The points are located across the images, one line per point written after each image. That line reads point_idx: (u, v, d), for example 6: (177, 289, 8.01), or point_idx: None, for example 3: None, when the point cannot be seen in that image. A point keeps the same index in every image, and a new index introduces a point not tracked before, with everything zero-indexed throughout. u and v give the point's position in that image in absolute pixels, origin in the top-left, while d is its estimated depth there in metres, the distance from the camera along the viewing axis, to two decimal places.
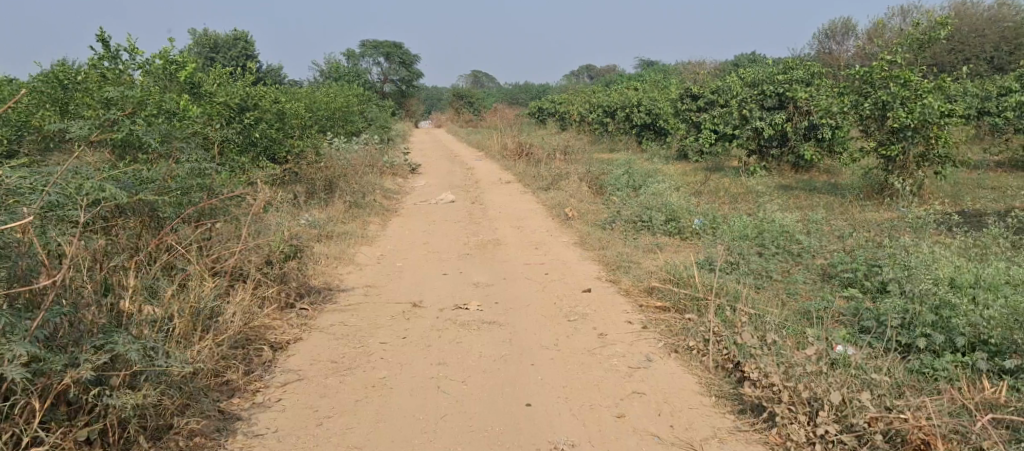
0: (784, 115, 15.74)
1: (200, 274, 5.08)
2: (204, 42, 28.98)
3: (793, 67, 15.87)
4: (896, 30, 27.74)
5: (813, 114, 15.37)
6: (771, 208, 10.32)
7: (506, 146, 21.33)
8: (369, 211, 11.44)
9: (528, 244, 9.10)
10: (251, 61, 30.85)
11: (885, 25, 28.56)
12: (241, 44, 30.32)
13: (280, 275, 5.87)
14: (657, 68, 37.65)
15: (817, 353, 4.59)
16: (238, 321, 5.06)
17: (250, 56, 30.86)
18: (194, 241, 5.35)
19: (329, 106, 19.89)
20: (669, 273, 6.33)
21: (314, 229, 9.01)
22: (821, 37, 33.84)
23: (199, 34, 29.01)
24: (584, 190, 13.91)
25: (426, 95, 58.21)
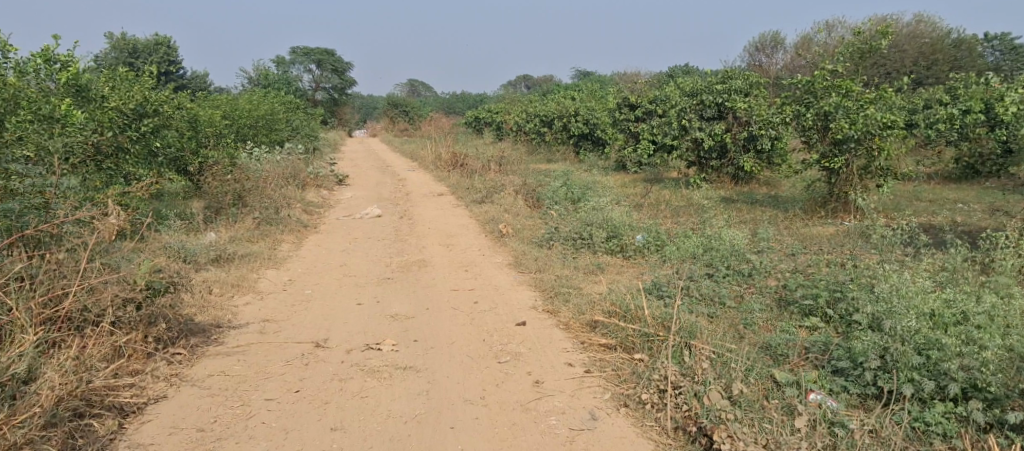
0: (724, 126, 15.25)
1: (17, 324, 4.15)
2: (122, 46, 27.27)
3: (731, 76, 15.39)
4: (823, 44, 27.96)
5: (753, 124, 14.92)
6: (715, 224, 9.74)
7: (440, 157, 20.43)
8: (281, 227, 10.41)
9: (454, 265, 8.22)
10: (173, 67, 29.21)
11: (812, 38, 28.77)
12: (163, 49, 28.67)
13: (146, 316, 4.88)
14: (593, 78, 37.21)
15: (809, 419, 4.07)
16: (61, 384, 4.00)
17: (172, 61, 29.21)
18: (22, 279, 4.38)
19: (253, 113, 18.70)
20: (613, 303, 5.56)
21: (213, 253, 8.02)
22: (750, 50, 33.93)
23: (116, 37, 27.33)
24: (519, 203, 13.14)
25: (362, 103, 56.79)
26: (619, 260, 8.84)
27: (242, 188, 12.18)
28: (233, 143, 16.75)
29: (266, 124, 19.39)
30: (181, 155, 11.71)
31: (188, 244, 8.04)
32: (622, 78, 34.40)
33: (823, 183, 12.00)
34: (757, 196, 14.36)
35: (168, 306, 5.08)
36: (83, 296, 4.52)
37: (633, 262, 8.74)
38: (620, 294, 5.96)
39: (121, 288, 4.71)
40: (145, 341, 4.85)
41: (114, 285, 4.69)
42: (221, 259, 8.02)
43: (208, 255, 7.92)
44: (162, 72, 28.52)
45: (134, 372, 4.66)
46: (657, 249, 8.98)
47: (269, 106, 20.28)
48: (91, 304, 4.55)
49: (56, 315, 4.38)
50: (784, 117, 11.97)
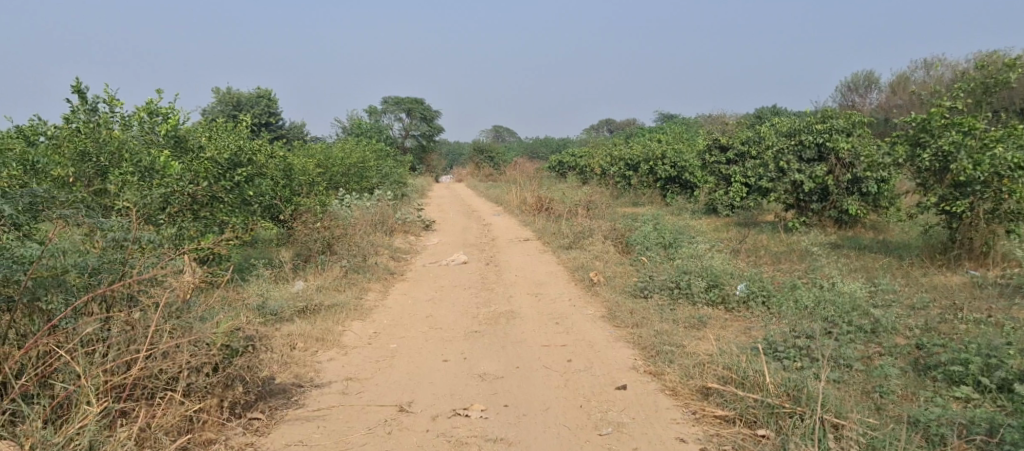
0: (825, 167, 14.36)
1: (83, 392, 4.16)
2: (225, 99, 28.45)
3: (831, 115, 14.59)
4: (923, 81, 26.58)
5: (858, 165, 14.02)
6: (826, 274, 9.03)
7: (525, 201, 20.14)
8: (367, 276, 10.20)
9: (544, 317, 7.76)
10: (272, 118, 30.16)
11: (909, 75, 27.44)
12: (264, 101, 29.77)
13: (222, 378, 4.66)
14: (679, 120, 36.41)
15: None
16: None
17: (271, 112, 30.15)
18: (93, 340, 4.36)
19: (343, 161, 18.88)
20: (727, 366, 4.97)
21: (300, 303, 7.83)
22: (845, 88, 32.54)
23: (221, 91, 28.62)
24: (609, 250, 12.61)
25: (448, 150, 57.43)
26: (722, 313, 8.19)
27: (331, 236, 12.05)
28: (324, 189, 16.94)
29: (357, 171, 19.55)
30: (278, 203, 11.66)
31: (276, 295, 7.89)
32: (708, 120, 33.58)
33: (941, 227, 10.99)
34: (865, 241, 13.38)
35: (247, 367, 4.84)
36: (149, 362, 4.38)
37: (737, 316, 8.05)
38: (731, 354, 5.34)
39: (191, 352, 4.50)
40: (220, 406, 4.64)
41: (184, 349, 4.49)
42: (307, 310, 7.81)
43: (295, 306, 7.74)
44: (261, 123, 29.48)
45: (208, 442, 4.47)
46: (763, 301, 8.28)
47: (359, 153, 20.49)
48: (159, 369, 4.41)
49: (122, 382, 4.31)
50: (895, 158, 11.13)
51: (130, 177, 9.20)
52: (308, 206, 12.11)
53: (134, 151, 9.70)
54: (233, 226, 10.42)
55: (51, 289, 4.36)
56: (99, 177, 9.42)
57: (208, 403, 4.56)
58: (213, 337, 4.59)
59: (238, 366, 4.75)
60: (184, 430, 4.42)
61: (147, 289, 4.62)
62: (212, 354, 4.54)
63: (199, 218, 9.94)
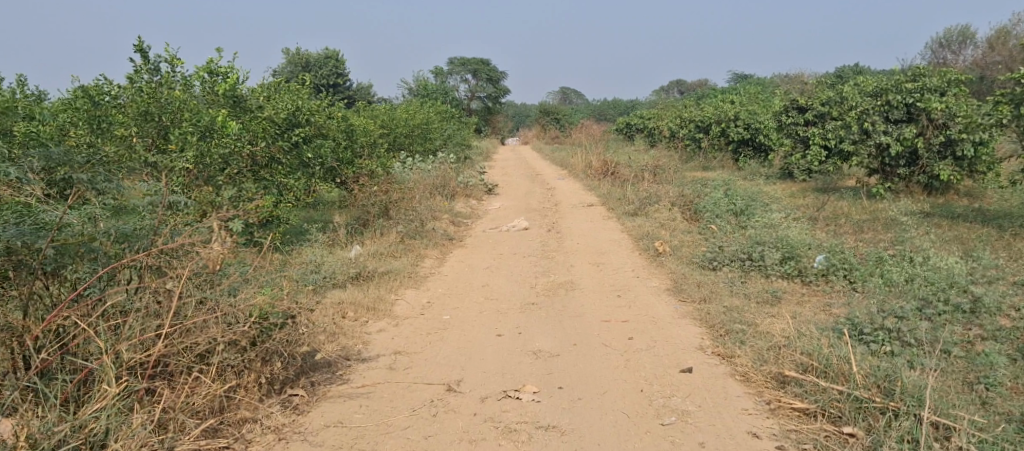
0: (915, 129, 13.40)
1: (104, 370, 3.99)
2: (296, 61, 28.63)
3: (923, 74, 13.60)
4: (1023, 36, 24.72)
5: (951, 126, 13.05)
6: (916, 246, 8.35)
7: (591, 165, 19.63)
8: (425, 241, 9.96)
9: (606, 288, 7.37)
10: (341, 80, 30.19)
11: (1008, 30, 25.58)
12: (333, 62, 29.84)
13: (260, 353, 4.52)
14: (754, 81, 35.06)
15: None
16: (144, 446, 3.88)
17: (340, 74, 30.15)
18: (121, 315, 4.24)
19: (407, 123, 18.66)
20: (806, 351, 4.49)
21: (354, 270, 7.63)
22: (934, 46, 30.74)
23: (292, 53, 28.80)
24: (677, 216, 12.06)
25: (514, 112, 56.88)
26: (798, 286, 7.64)
27: (390, 199, 11.84)
28: (387, 152, 16.79)
29: (422, 133, 19.33)
30: (338, 164, 11.51)
31: (330, 260, 7.71)
32: (785, 81, 32.16)
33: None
34: (956, 210, 12.47)
35: (287, 340, 4.67)
36: (176, 337, 4.23)
37: (815, 290, 7.49)
38: (811, 336, 4.85)
39: (224, 325, 4.35)
40: (258, 383, 4.53)
41: (218, 322, 4.35)
42: (361, 277, 7.61)
43: (349, 272, 7.54)
44: (330, 85, 29.55)
45: (242, 421, 4.37)
46: (844, 273, 7.70)
47: (424, 115, 20.24)
48: (191, 345, 4.28)
49: (147, 359, 4.13)
50: (996, 119, 10.23)
51: (190, 138, 9.06)
52: (369, 169, 11.91)
53: (194, 109, 9.51)
54: (292, 188, 10.33)
55: (77, 257, 4.23)
56: (161, 139, 9.29)
57: (247, 380, 4.46)
58: (250, 310, 4.44)
59: (278, 339, 4.58)
60: (215, 410, 4.30)
61: (175, 261, 4.46)
62: (248, 328, 4.38)
63: (259, 180, 9.87)
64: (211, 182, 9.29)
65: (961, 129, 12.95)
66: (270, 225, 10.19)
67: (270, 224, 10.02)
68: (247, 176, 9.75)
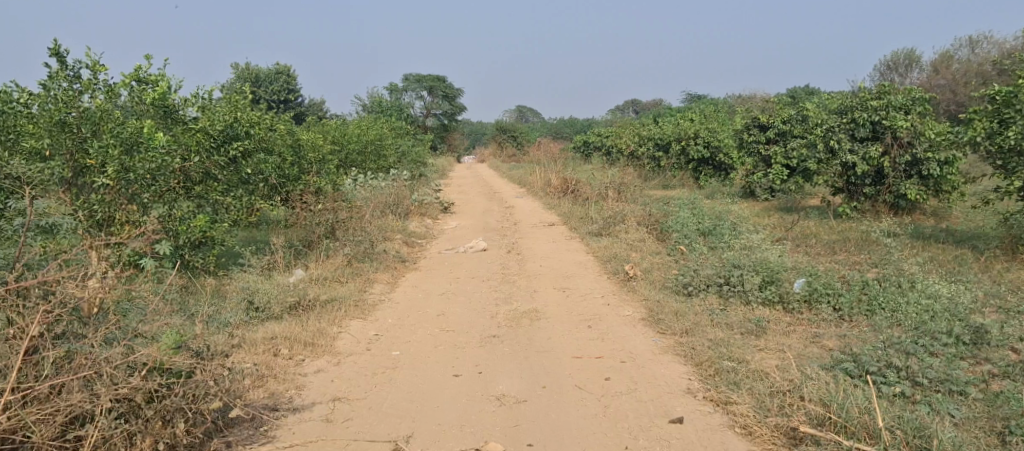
0: (880, 147, 13.02)
1: None
2: (245, 75, 27.57)
3: (888, 91, 13.24)
4: (966, 59, 24.90)
5: (916, 145, 12.75)
6: (898, 268, 7.84)
7: (550, 183, 19.03)
8: (375, 264, 9.17)
9: (575, 318, 6.69)
10: (292, 96, 29.21)
11: (952, 53, 25.77)
12: (284, 77, 28.85)
13: (157, 412, 3.84)
14: (710, 100, 34.94)
15: None
16: None
17: (291, 90, 29.12)
18: None
19: (359, 139, 17.81)
20: (822, 399, 3.88)
21: (293, 297, 6.82)
22: (882, 68, 31.00)
23: (241, 67, 27.74)
24: (642, 237, 11.47)
25: (471, 130, 56.19)
26: (781, 314, 7.06)
27: (338, 219, 10.97)
28: (336, 169, 15.93)
29: (375, 150, 18.49)
30: (281, 180, 10.62)
31: (266, 288, 6.90)
32: (741, 100, 32.06)
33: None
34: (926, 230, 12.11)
35: (193, 395, 3.97)
36: (41, 405, 3.58)
37: (799, 319, 6.91)
38: (818, 378, 4.24)
39: (108, 383, 3.73)
40: (157, 449, 3.82)
41: (98, 380, 3.73)
42: (301, 307, 6.80)
43: (286, 302, 6.73)
44: (281, 101, 28.54)
45: None
46: (828, 299, 7.14)
47: (376, 131, 19.40)
48: (49, 414, 3.59)
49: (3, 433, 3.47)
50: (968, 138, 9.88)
51: (111, 150, 8.13)
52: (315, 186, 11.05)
53: (117, 120, 8.57)
54: (228, 206, 9.45)
55: None
56: (80, 153, 8.21)
57: (140, 447, 3.77)
58: (146, 359, 3.87)
59: (181, 394, 3.93)
60: None
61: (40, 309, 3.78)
62: (137, 383, 3.76)
63: (192, 197, 9.00)
64: (137, 203, 8.39)
65: (927, 148, 12.67)
66: (203, 247, 9.31)
67: (203, 247, 9.14)
68: (178, 193, 8.89)
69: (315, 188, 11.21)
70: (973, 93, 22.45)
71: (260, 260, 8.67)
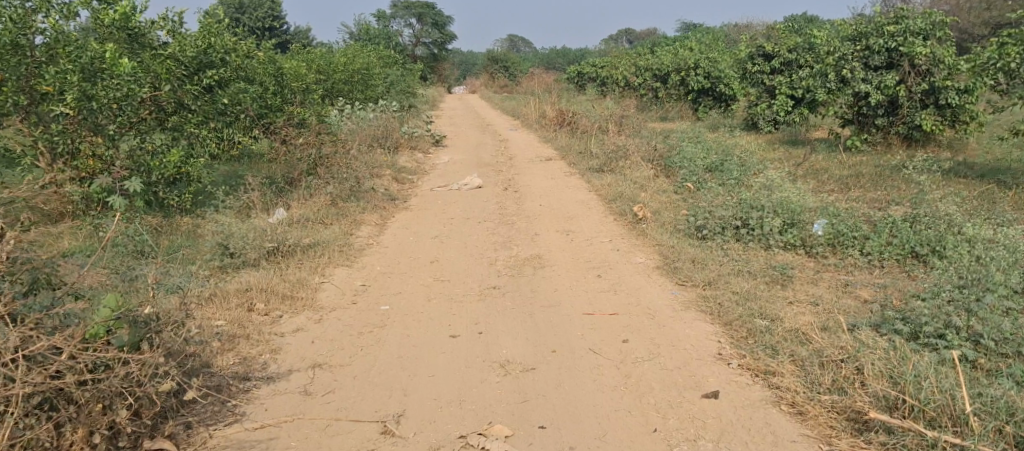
0: (897, 75, 12.14)
1: None
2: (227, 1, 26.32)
3: (906, 16, 12.29)
4: None
5: (936, 73, 11.94)
6: (927, 204, 7.24)
7: (545, 114, 18.24)
8: (362, 204, 8.50)
9: (583, 267, 6.11)
10: (277, 23, 27.97)
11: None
12: (267, 3, 27.53)
13: (91, 397, 3.33)
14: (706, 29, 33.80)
15: None
16: None
17: (276, 16, 27.88)
18: None
19: (346, 68, 16.88)
20: (890, 374, 3.62)
21: (272, 241, 6.17)
22: None
23: None
24: (645, 173, 10.82)
25: (461, 60, 54.73)
26: (805, 260, 6.54)
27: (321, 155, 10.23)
28: (321, 99, 15.09)
29: (363, 80, 17.58)
30: (263, 111, 9.80)
31: (242, 231, 6.24)
32: (738, 29, 31.03)
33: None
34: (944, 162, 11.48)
35: (136, 376, 3.43)
36: None
37: (825, 266, 6.34)
38: (875, 346, 3.88)
39: (33, 363, 3.24)
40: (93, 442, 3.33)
41: (19, 360, 3.23)
42: (280, 253, 6.17)
43: (264, 247, 6.09)
44: (265, 28, 27.30)
45: None
46: (856, 244, 6.60)
47: (364, 59, 18.43)
48: None
49: None
50: (997, 66, 9.15)
51: (70, 77, 7.36)
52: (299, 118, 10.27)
53: (76, 42, 7.82)
54: (206, 139, 8.69)
55: None
56: (36, 78, 7.52)
57: (69, 441, 3.28)
58: (75, 334, 3.35)
59: (121, 376, 3.39)
60: None
61: None
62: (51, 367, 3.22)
63: (166, 129, 8.23)
64: (102, 134, 7.67)
65: (945, 77, 11.89)
66: (178, 184, 8.44)
67: (179, 184, 8.33)
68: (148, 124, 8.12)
69: (298, 121, 10.35)
70: (976, 20, 21.54)
71: (239, 201, 8.02)
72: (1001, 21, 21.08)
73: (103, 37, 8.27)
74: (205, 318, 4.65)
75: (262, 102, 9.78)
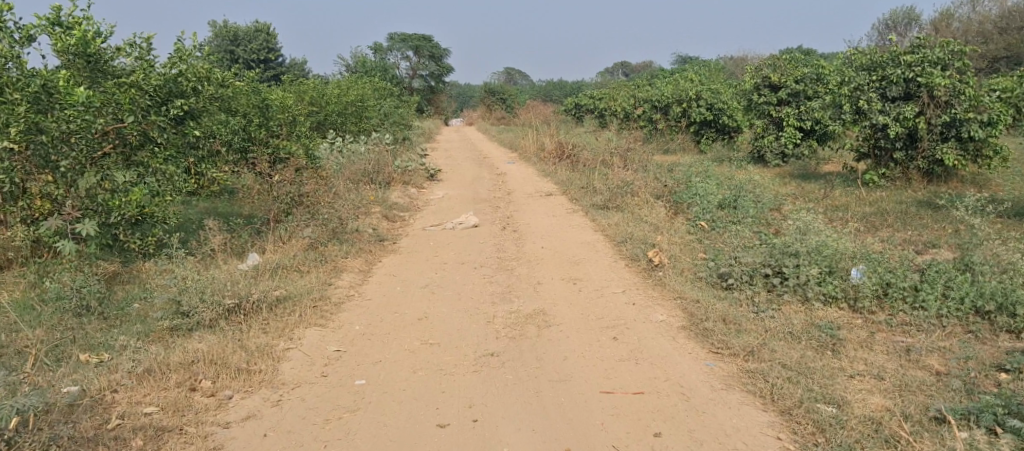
0: (915, 108, 10.98)
1: None
2: (222, 33, 25.64)
3: (923, 45, 11.18)
4: (968, 17, 23.14)
5: (956, 105, 10.76)
6: (978, 247, 6.39)
7: (544, 147, 17.48)
8: (344, 247, 7.62)
9: (595, 327, 5.21)
10: (272, 55, 27.30)
11: (951, 12, 24.05)
12: (263, 36, 26.85)
13: None
14: (703, 61, 33.26)
15: None
16: None
17: (272, 49, 27.19)
18: None
19: (339, 99, 16.08)
20: None
21: (233, 297, 5.28)
22: (881, 28, 29.39)
23: (217, 24, 25.73)
24: (654, 210, 10.00)
25: (458, 92, 54.39)
26: (849, 316, 5.71)
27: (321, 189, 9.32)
28: (310, 132, 14.30)
29: (356, 111, 16.77)
30: (243, 142, 8.68)
31: (201, 281, 5.38)
32: (735, 62, 30.48)
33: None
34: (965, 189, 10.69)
35: None
36: None
37: (874, 324, 5.50)
38: None
39: None
40: None
41: None
42: (242, 311, 5.27)
43: (222, 304, 5.20)
44: (260, 61, 26.59)
45: None
46: (901, 295, 5.80)
47: (357, 90, 17.62)
48: None
49: None
50: None
51: (15, 109, 6.44)
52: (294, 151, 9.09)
53: (29, 70, 6.93)
54: (177, 177, 7.50)
55: None
56: None
57: None
58: None
59: None
60: None
61: None
62: None
63: (129, 166, 7.21)
64: (54, 171, 6.69)
65: (967, 108, 10.70)
66: (142, 225, 7.42)
67: (143, 224, 7.33)
68: (112, 160, 7.05)
69: (281, 158, 9.03)
70: (974, 54, 20.93)
71: (205, 249, 7.12)
72: (998, 54, 20.54)
73: (63, 63, 7.36)
74: (136, 402, 3.86)
75: (241, 132, 8.66)
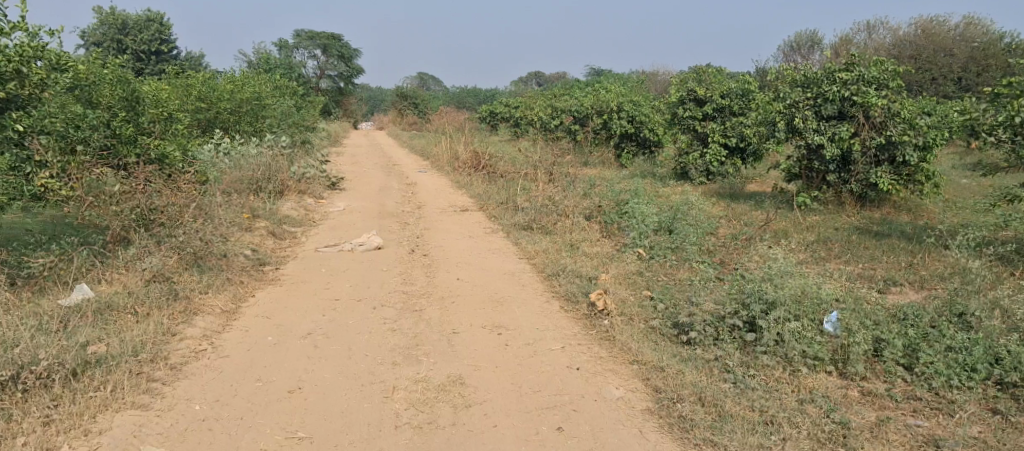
0: (849, 129, 9.33)
1: None
2: (110, 20, 22.96)
3: (856, 62, 9.59)
4: (862, 44, 23.07)
5: (891, 128, 9.23)
6: (972, 297, 5.36)
7: (458, 156, 16.08)
8: (205, 278, 6.01)
9: (530, 407, 3.99)
10: (166, 47, 24.74)
11: (850, 38, 23.95)
12: (157, 27, 24.28)
13: None
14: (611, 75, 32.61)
15: None
16: None
17: (166, 40, 24.66)
18: None
19: (231, 95, 14.19)
20: None
21: (7, 367, 3.80)
22: (784, 49, 29.27)
23: (104, 10, 23.00)
24: (587, 234, 8.77)
25: (369, 96, 52.46)
26: (842, 385, 4.54)
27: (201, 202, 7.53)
28: (192, 132, 12.42)
29: (252, 110, 14.90)
30: (105, 140, 6.65)
31: None
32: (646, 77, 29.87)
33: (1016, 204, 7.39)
34: (910, 207, 9.95)
35: None
36: None
37: (877, 397, 4.39)
38: None
39: None
40: None
41: None
42: (22, 383, 3.79)
43: None
44: (152, 53, 24.00)
45: None
46: (893, 353, 4.69)
47: (255, 87, 15.73)
48: None
49: None
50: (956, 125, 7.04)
51: None
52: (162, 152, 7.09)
53: None
54: None
55: None
56: None
57: None
58: None
59: None
60: None
61: None
62: None
63: None
64: None
65: (903, 130, 9.24)
66: None
67: None
68: None
69: (153, 158, 7.06)
70: None
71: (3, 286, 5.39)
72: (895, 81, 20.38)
73: None
74: None
75: (104, 128, 6.67)
